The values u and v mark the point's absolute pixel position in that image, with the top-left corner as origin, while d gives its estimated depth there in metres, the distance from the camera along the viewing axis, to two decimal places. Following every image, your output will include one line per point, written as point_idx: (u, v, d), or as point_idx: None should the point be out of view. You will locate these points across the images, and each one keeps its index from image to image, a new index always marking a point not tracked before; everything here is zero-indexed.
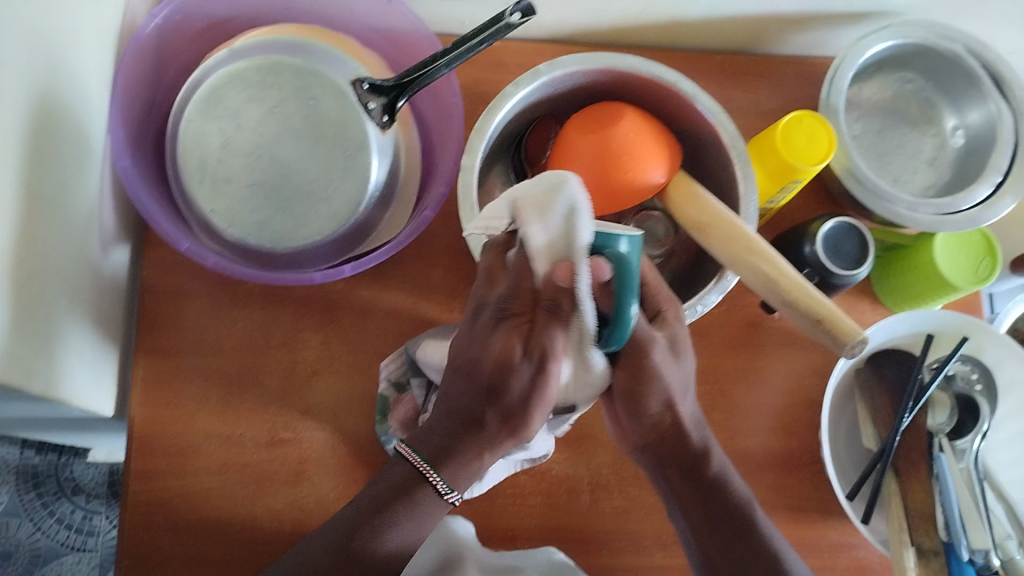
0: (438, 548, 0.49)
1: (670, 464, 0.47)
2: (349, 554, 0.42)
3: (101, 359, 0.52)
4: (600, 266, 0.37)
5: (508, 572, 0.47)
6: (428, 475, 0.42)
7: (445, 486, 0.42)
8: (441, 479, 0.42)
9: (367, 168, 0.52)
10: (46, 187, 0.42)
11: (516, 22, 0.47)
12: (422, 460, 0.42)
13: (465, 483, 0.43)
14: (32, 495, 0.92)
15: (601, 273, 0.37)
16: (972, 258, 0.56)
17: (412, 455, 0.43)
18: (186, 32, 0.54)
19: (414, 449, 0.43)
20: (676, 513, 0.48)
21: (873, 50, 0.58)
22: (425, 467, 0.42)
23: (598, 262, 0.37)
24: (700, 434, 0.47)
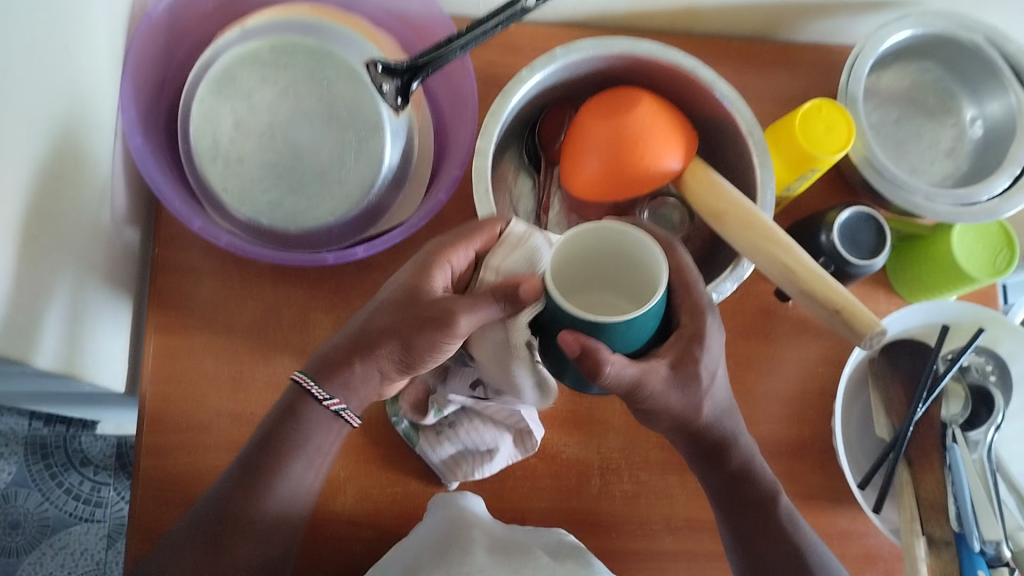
0: (441, 522, 0.48)
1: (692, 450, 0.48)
2: (229, 512, 0.44)
3: (112, 336, 0.52)
4: (567, 342, 0.37)
5: (514, 547, 0.46)
6: (312, 391, 0.45)
7: (321, 391, 0.45)
8: (318, 387, 0.45)
9: (381, 150, 0.52)
10: (59, 163, 0.42)
11: (531, 6, 0.46)
12: (309, 378, 0.45)
13: (342, 392, 0.45)
14: (40, 465, 0.94)
15: (570, 349, 0.37)
16: (990, 249, 0.56)
17: (302, 377, 0.45)
18: (200, 10, 0.53)
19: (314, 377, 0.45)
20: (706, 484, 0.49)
21: (893, 38, 0.58)
22: (310, 384, 0.45)
23: (568, 339, 0.37)
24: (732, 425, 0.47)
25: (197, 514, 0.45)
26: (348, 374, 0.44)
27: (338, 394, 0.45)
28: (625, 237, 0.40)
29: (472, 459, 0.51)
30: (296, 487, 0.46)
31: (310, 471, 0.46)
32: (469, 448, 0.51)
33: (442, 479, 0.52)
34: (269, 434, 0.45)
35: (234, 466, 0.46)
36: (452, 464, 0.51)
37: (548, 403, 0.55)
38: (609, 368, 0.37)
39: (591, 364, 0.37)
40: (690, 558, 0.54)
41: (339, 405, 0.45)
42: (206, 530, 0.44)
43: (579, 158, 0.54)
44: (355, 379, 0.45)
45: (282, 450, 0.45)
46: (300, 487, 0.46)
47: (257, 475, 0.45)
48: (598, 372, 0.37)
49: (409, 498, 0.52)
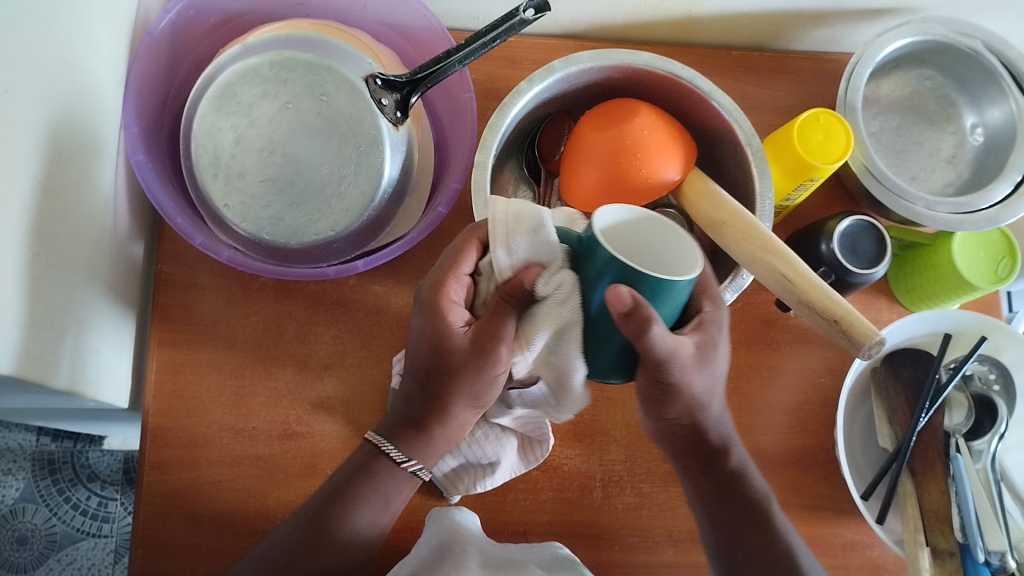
0: (436, 537, 0.48)
1: (689, 458, 0.49)
2: (320, 536, 0.45)
3: (116, 351, 0.53)
4: (619, 295, 0.35)
5: (511, 565, 0.46)
6: (387, 450, 0.47)
7: (399, 453, 0.46)
8: (396, 448, 0.46)
9: (380, 163, 0.52)
10: (62, 181, 0.42)
11: (529, 19, 0.46)
12: (382, 438, 0.47)
13: (423, 455, 0.47)
14: (48, 481, 0.94)
15: (621, 303, 0.35)
16: (991, 258, 0.55)
17: (373, 435, 0.47)
18: (201, 27, 0.54)
19: (383, 434, 0.47)
20: (690, 494, 0.50)
21: (891, 46, 0.58)
22: (385, 444, 0.47)
23: (616, 291, 0.35)
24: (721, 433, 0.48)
25: (272, 544, 0.45)
26: (433, 432, 0.46)
27: (418, 456, 0.47)
28: (674, 241, 0.39)
29: (474, 472, 0.52)
30: (375, 520, 0.47)
31: (387, 507, 0.47)
32: (470, 461, 0.52)
33: (445, 493, 0.52)
34: (339, 486, 0.46)
35: (309, 504, 0.47)
36: (454, 477, 0.52)
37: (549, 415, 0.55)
38: (655, 328, 0.36)
39: (638, 321, 0.36)
40: (694, 570, 0.53)
41: (401, 456, 0.46)
42: (290, 553, 0.44)
43: (577, 170, 0.54)
44: (435, 445, 0.47)
45: (352, 498, 0.46)
46: (378, 521, 0.47)
47: (329, 507, 0.46)
48: (642, 332, 0.36)
49: (411, 511, 0.52)
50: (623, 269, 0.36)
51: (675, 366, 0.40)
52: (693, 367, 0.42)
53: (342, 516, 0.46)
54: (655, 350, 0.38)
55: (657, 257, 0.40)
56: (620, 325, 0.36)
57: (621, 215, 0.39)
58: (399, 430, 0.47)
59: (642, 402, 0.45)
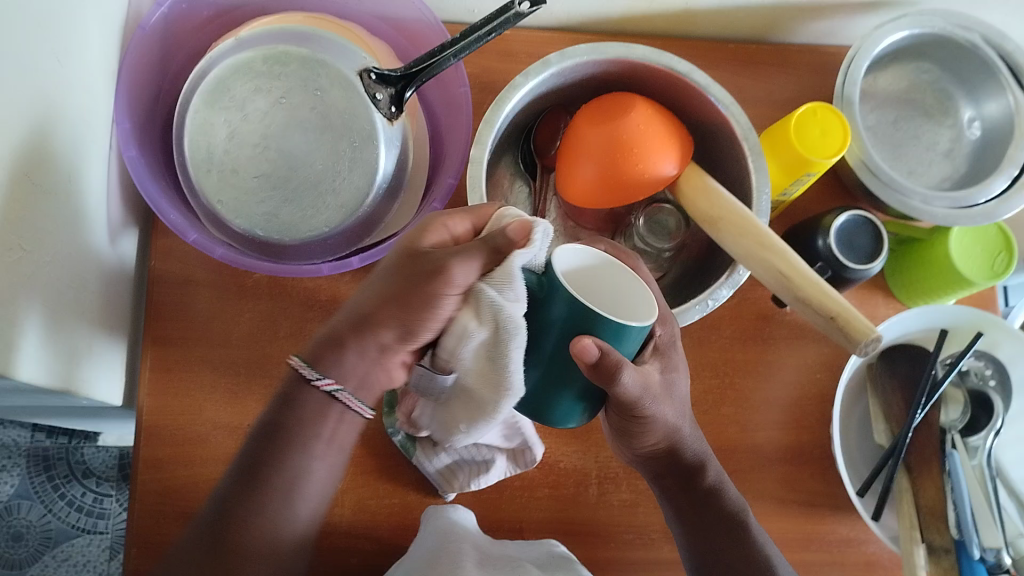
0: (430, 534, 0.48)
1: (668, 475, 0.49)
2: (237, 533, 0.41)
3: (108, 348, 0.52)
4: (585, 347, 0.35)
5: (505, 564, 0.46)
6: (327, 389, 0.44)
7: (324, 381, 0.44)
8: (312, 371, 0.44)
9: (375, 159, 0.52)
10: (52, 176, 0.42)
11: (524, 12, 0.46)
12: (313, 372, 0.44)
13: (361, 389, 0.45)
14: (43, 477, 0.94)
15: (587, 354, 0.35)
16: (988, 253, 0.55)
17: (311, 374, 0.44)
18: (193, 21, 0.53)
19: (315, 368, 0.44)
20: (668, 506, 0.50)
21: (889, 40, 0.57)
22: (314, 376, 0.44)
23: (582, 343, 0.35)
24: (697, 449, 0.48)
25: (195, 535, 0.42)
26: (350, 361, 0.44)
27: (334, 376, 0.44)
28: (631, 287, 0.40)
29: (469, 469, 0.51)
30: (304, 509, 0.43)
31: (311, 487, 0.44)
32: (464, 459, 0.51)
33: (440, 490, 0.52)
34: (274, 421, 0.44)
35: (226, 485, 0.43)
36: (448, 475, 0.51)
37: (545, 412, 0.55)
38: (622, 374, 0.37)
39: (605, 372, 0.36)
40: None
41: (333, 386, 0.44)
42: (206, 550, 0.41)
43: (573, 165, 0.53)
44: (354, 362, 0.44)
45: (271, 469, 0.42)
46: (308, 512, 0.44)
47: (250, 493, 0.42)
48: (610, 379, 0.36)
49: (407, 508, 0.52)
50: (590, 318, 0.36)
51: (646, 402, 0.41)
52: (665, 400, 0.44)
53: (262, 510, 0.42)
54: (623, 392, 0.39)
55: (616, 302, 0.40)
56: (590, 377, 0.37)
57: (579, 256, 0.40)
58: (325, 354, 0.44)
59: (616, 435, 0.47)
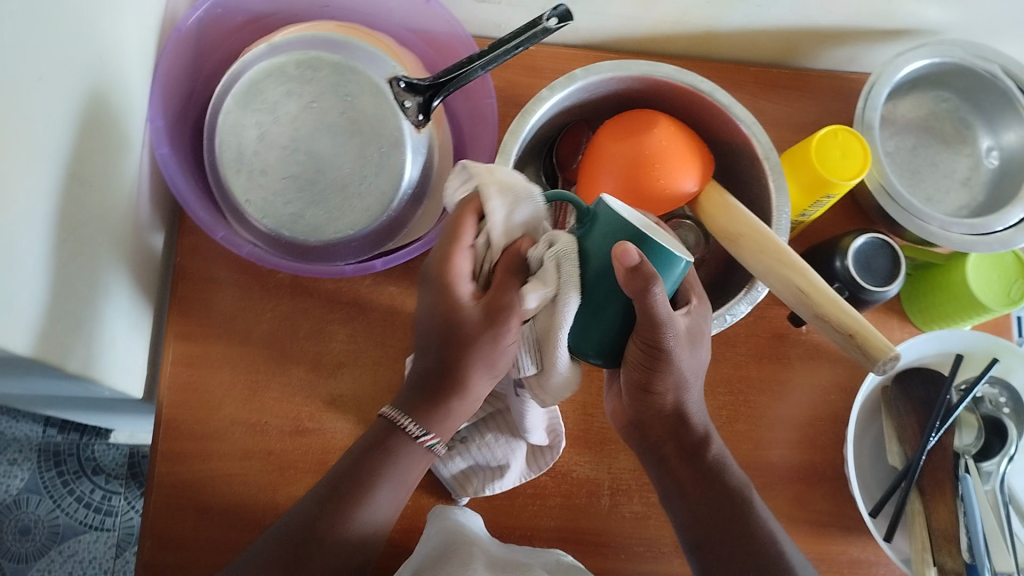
0: (438, 535, 0.48)
1: (667, 444, 0.48)
2: (321, 529, 0.42)
3: (132, 341, 0.53)
4: (626, 251, 0.36)
5: (517, 568, 0.46)
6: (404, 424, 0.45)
7: (416, 427, 0.45)
8: (411, 421, 0.45)
9: (401, 165, 0.52)
10: (90, 170, 0.43)
11: (552, 27, 0.47)
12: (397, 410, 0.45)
13: (439, 427, 0.45)
14: (52, 472, 0.94)
15: (629, 259, 0.36)
16: (1005, 279, 0.56)
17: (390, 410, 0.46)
18: (228, 25, 0.54)
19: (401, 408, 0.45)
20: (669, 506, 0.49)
21: (910, 68, 0.58)
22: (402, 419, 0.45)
23: (623, 248, 0.36)
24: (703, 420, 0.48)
25: (268, 539, 0.42)
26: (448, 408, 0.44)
27: (432, 428, 0.45)
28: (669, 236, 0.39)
29: (484, 474, 0.52)
30: (379, 514, 0.44)
31: (382, 498, 0.44)
32: (480, 464, 0.52)
33: (453, 495, 0.52)
34: (349, 464, 0.44)
35: (313, 494, 0.44)
36: (462, 479, 0.52)
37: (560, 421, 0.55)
38: (658, 291, 0.37)
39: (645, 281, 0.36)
40: None
41: (420, 430, 0.45)
42: (292, 547, 0.41)
43: (595, 178, 0.54)
44: (450, 417, 0.45)
45: (355, 483, 0.44)
46: (382, 517, 0.45)
47: (337, 499, 0.43)
48: (642, 292, 0.36)
49: (420, 512, 0.52)
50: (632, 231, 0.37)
51: (669, 336, 0.39)
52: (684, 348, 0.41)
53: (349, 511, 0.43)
54: (655, 316, 0.38)
55: None
56: (623, 286, 0.37)
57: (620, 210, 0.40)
58: (414, 403, 0.45)
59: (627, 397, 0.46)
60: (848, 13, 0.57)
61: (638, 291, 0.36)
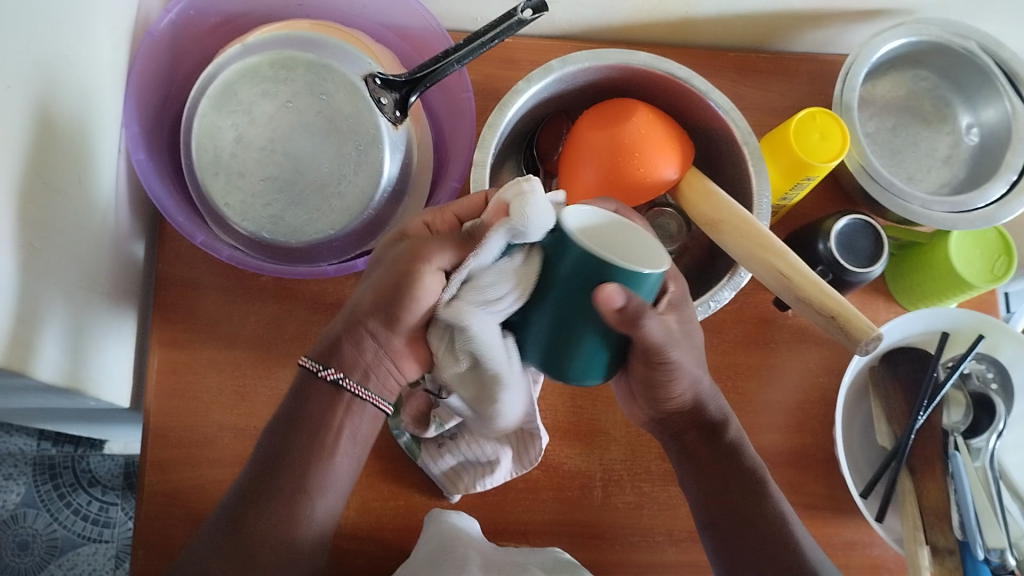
0: (433, 537, 0.48)
1: (688, 431, 0.48)
2: (258, 523, 0.41)
3: (116, 350, 0.53)
4: (611, 295, 0.34)
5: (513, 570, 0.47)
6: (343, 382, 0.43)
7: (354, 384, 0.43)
8: (352, 381, 0.43)
9: (380, 161, 0.52)
10: (61, 178, 0.43)
11: (527, 19, 0.47)
12: (316, 361, 0.43)
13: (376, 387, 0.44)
14: (49, 486, 0.94)
15: (614, 301, 0.34)
16: (987, 256, 0.56)
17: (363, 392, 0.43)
18: (201, 28, 0.54)
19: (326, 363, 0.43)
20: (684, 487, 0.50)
21: (886, 47, 0.58)
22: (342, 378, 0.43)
23: (607, 290, 0.34)
24: (719, 405, 0.48)
25: (211, 529, 0.41)
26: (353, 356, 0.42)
27: (334, 364, 0.43)
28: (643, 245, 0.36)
29: (474, 470, 0.51)
30: (327, 512, 0.43)
31: (327, 492, 0.43)
32: (469, 460, 0.51)
33: (445, 492, 0.52)
34: (292, 416, 0.43)
35: (240, 482, 0.43)
36: (453, 476, 0.52)
37: (550, 414, 0.55)
38: (643, 321, 0.35)
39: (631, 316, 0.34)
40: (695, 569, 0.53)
41: (338, 376, 0.42)
42: (226, 535, 0.41)
43: (575, 169, 0.54)
44: (365, 359, 0.43)
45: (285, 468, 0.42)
46: (329, 515, 0.43)
47: (264, 489, 0.42)
48: (635, 323, 0.35)
49: (412, 510, 0.52)
50: (603, 262, 0.34)
51: (669, 346, 0.40)
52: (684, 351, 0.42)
53: (288, 504, 0.41)
54: (648, 335, 0.38)
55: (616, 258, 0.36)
56: (614, 325, 0.35)
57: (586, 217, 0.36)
58: (332, 353, 0.43)
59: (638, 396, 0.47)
60: None
61: (621, 325, 0.35)
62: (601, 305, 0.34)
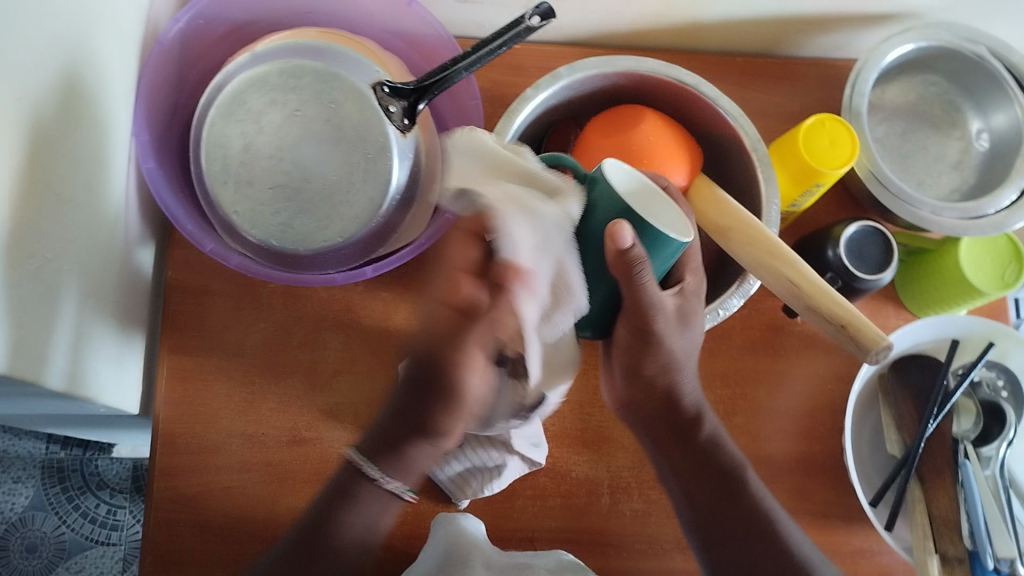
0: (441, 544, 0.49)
1: (659, 425, 0.49)
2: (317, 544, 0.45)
3: (124, 358, 0.53)
4: (621, 231, 0.37)
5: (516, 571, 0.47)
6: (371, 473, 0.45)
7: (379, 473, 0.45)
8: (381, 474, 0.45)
9: (389, 170, 0.52)
10: (71, 190, 0.43)
11: (535, 26, 0.47)
12: (364, 459, 0.45)
13: (402, 472, 0.46)
14: (57, 489, 0.94)
15: (622, 238, 0.37)
16: (998, 262, 0.55)
17: (367, 465, 0.45)
18: (210, 36, 0.54)
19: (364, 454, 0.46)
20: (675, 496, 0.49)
21: (895, 53, 0.58)
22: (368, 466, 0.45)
23: (619, 227, 0.37)
24: (694, 399, 0.49)
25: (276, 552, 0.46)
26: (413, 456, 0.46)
27: (383, 466, 0.45)
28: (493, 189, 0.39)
29: (481, 476, 0.51)
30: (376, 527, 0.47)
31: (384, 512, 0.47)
32: (476, 467, 0.51)
33: (452, 498, 0.52)
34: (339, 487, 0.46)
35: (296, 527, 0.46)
36: (460, 482, 0.51)
37: (557, 421, 0.55)
38: (644, 273, 0.38)
39: (630, 261, 0.38)
40: None
41: (379, 473, 0.45)
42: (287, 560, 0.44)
43: None
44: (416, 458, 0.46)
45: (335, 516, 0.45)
46: (380, 530, 0.47)
47: (331, 515, 0.45)
48: (632, 273, 0.38)
49: (419, 518, 0.52)
50: (623, 209, 0.38)
51: (659, 315, 0.41)
52: (673, 326, 0.43)
53: (337, 526, 0.45)
54: (644, 295, 0.40)
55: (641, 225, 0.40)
56: (612, 265, 0.38)
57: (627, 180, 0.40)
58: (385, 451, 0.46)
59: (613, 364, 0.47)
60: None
61: (622, 268, 0.38)
62: (608, 244, 0.37)
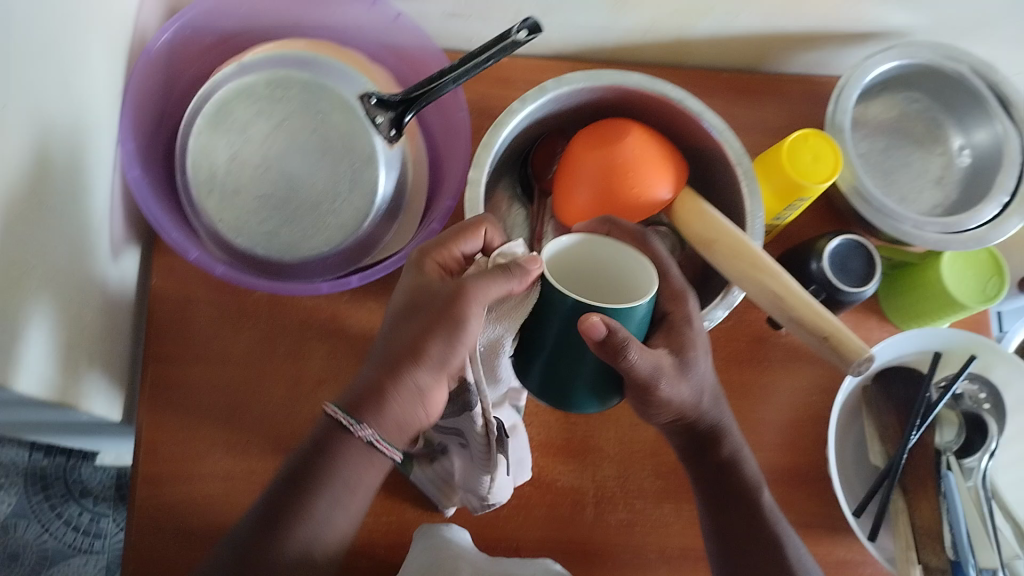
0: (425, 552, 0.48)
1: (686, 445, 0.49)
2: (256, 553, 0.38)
3: (108, 366, 0.53)
4: (593, 326, 0.37)
5: None
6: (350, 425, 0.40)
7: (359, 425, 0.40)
8: (356, 421, 0.40)
9: (375, 180, 0.53)
10: (55, 196, 0.43)
11: (522, 40, 0.47)
12: (344, 411, 0.41)
13: (382, 423, 0.41)
14: (40, 497, 0.94)
15: (596, 331, 0.37)
16: (979, 277, 0.56)
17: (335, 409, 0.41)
18: (197, 46, 0.54)
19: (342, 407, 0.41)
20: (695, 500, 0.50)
21: (876, 71, 0.58)
22: (348, 419, 0.40)
23: (592, 323, 0.37)
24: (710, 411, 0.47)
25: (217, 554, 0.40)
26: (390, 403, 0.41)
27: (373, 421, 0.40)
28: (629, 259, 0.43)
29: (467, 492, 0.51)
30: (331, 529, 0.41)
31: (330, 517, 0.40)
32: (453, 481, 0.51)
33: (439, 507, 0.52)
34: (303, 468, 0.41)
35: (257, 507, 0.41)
36: (447, 491, 0.51)
37: (542, 431, 0.55)
38: (629, 351, 0.38)
39: (612, 347, 0.37)
40: None
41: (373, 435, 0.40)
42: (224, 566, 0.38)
43: (569, 189, 0.54)
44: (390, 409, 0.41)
45: (314, 489, 0.40)
46: (334, 532, 0.41)
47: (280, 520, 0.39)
48: (618, 354, 0.38)
49: (403, 526, 0.52)
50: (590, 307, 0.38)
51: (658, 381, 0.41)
52: (676, 378, 0.42)
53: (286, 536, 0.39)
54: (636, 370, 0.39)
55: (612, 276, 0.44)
56: (596, 350, 0.38)
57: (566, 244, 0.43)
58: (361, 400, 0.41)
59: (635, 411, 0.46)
60: (816, 16, 0.58)
61: (611, 354, 0.38)
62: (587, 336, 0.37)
